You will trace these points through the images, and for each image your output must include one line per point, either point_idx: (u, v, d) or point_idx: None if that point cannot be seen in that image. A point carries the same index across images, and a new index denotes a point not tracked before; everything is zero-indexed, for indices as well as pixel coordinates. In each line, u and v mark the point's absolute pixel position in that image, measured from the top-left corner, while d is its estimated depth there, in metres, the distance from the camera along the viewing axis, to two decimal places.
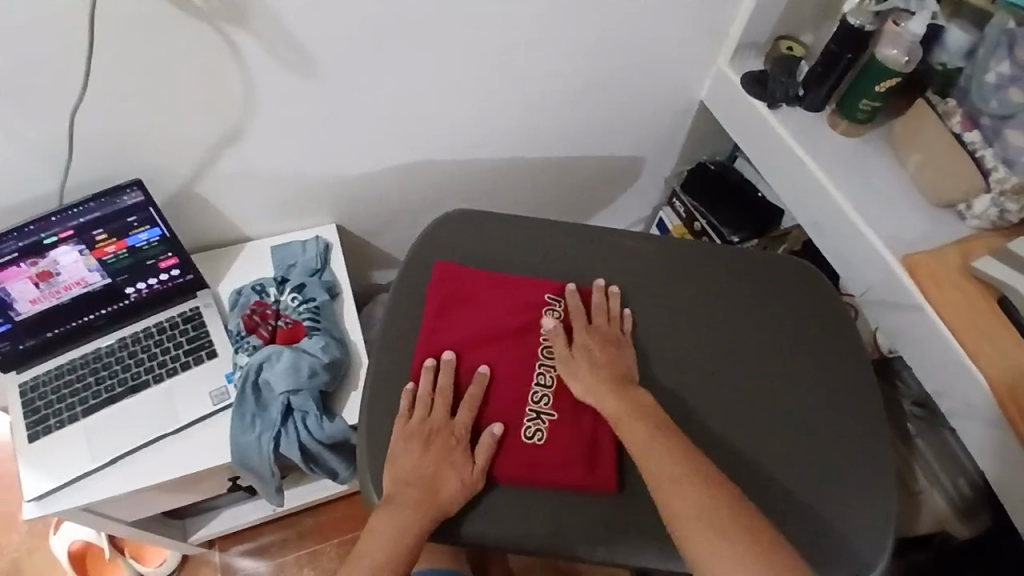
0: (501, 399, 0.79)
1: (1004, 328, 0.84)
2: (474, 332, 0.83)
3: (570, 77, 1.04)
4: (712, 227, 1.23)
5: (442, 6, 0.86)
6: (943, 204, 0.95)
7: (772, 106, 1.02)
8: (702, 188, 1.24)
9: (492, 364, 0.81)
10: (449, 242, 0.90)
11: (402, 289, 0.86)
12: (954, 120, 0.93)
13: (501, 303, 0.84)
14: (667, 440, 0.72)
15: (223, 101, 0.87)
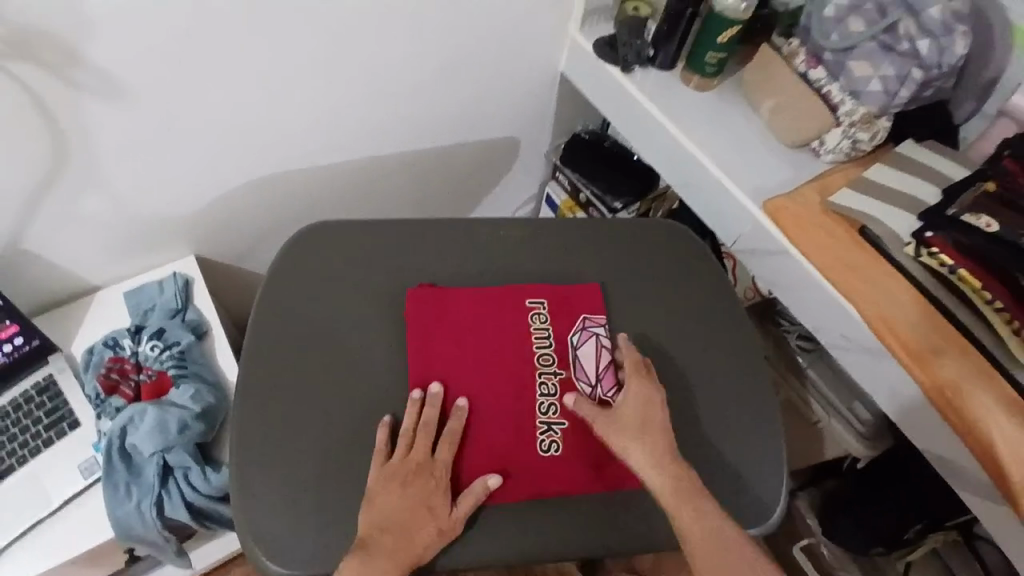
0: (501, 429, 0.76)
1: (872, 258, 0.87)
2: (466, 356, 0.79)
3: (424, 65, 1.00)
4: (596, 196, 1.22)
5: (265, 8, 0.81)
6: (797, 145, 0.97)
7: (627, 71, 1.02)
8: (579, 158, 1.23)
9: (478, 394, 0.77)
10: (306, 263, 0.85)
11: (258, 324, 0.81)
12: (799, 59, 0.94)
13: (489, 321, 0.81)
14: (680, 486, 0.71)
15: (32, 147, 0.79)
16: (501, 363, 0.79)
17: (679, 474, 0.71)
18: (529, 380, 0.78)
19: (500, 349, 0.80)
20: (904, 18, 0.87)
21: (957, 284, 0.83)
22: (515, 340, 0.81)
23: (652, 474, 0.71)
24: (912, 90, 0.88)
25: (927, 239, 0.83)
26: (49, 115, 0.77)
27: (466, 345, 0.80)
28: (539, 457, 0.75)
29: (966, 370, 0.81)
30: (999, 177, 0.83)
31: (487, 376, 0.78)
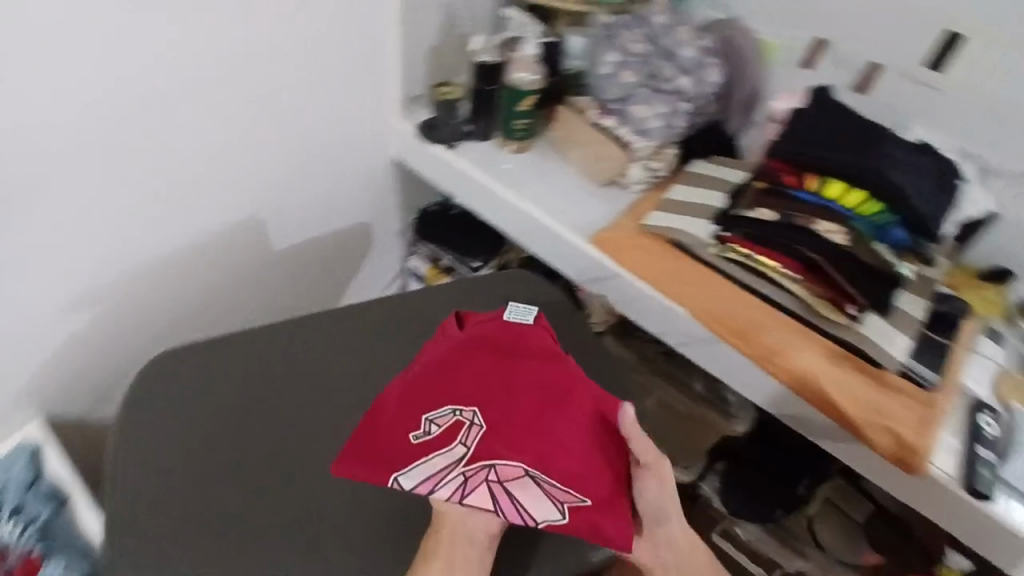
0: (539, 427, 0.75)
1: (686, 264, 1.01)
2: (478, 376, 0.77)
3: (259, 176, 1.04)
4: (455, 260, 1.31)
5: (77, 152, 0.82)
6: (605, 182, 1.12)
7: (451, 146, 1.14)
8: (431, 228, 1.31)
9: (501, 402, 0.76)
10: (165, 392, 0.84)
11: (122, 464, 0.79)
12: (593, 112, 1.10)
13: (488, 342, 0.81)
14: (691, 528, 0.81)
15: None
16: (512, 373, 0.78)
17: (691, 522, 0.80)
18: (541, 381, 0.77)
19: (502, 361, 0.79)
20: (662, 64, 1.03)
21: (757, 266, 0.97)
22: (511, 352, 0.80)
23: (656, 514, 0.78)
24: (683, 121, 1.06)
25: (726, 237, 0.98)
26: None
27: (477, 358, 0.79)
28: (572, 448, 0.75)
29: (789, 337, 0.95)
30: (764, 173, 0.98)
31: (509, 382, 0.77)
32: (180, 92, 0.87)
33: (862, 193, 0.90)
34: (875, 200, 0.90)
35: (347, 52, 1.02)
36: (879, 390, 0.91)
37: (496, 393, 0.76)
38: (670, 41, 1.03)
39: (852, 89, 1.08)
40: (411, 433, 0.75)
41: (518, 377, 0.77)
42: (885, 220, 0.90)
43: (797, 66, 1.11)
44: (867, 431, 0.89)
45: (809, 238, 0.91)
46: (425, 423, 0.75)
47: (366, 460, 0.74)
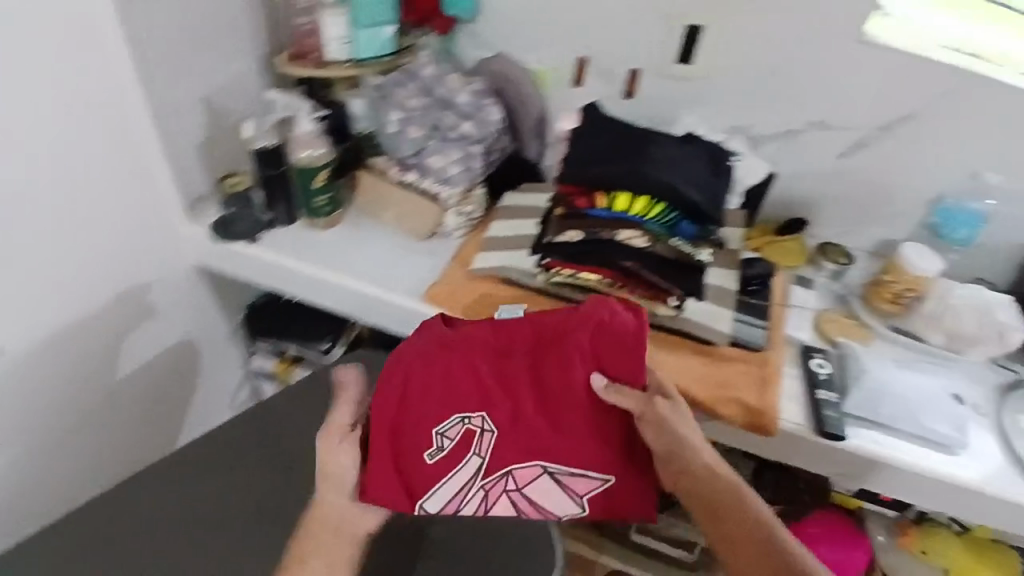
0: (557, 416, 0.80)
1: (521, 296, 1.02)
2: (479, 384, 0.81)
3: (36, 333, 0.98)
4: (301, 347, 1.30)
5: None
6: (425, 236, 1.12)
7: (254, 240, 1.10)
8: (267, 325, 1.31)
9: (511, 409, 0.81)
10: None
11: None
12: (393, 171, 1.12)
13: (479, 352, 0.83)
14: (699, 475, 0.78)
15: None
16: (516, 372, 0.81)
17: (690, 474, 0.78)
18: (552, 372, 0.80)
19: (502, 366, 0.82)
20: (445, 113, 1.07)
21: (585, 283, 0.98)
22: (508, 355, 0.83)
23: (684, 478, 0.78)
24: (480, 161, 1.09)
25: (548, 263, 0.98)
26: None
27: (473, 370, 0.82)
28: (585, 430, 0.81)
29: None
30: (560, 202, 1.01)
31: (517, 379, 0.82)
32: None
33: (644, 199, 0.97)
34: (657, 201, 0.97)
35: (105, 172, 0.99)
36: (717, 364, 0.97)
37: (490, 396, 0.81)
38: (444, 91, 1.08)
39: (623, 96, 1.17)
40: (423, 454, 0.81)
41: (512, 372, 0.81)
42: (671, 216, 0.97)
43: (571, 85, 1.18)
44: (720, 407, 0.93)
45: (621, 251, 0.94)
46: (436, 439, 0.81)
47: (394, 489, 0.81)
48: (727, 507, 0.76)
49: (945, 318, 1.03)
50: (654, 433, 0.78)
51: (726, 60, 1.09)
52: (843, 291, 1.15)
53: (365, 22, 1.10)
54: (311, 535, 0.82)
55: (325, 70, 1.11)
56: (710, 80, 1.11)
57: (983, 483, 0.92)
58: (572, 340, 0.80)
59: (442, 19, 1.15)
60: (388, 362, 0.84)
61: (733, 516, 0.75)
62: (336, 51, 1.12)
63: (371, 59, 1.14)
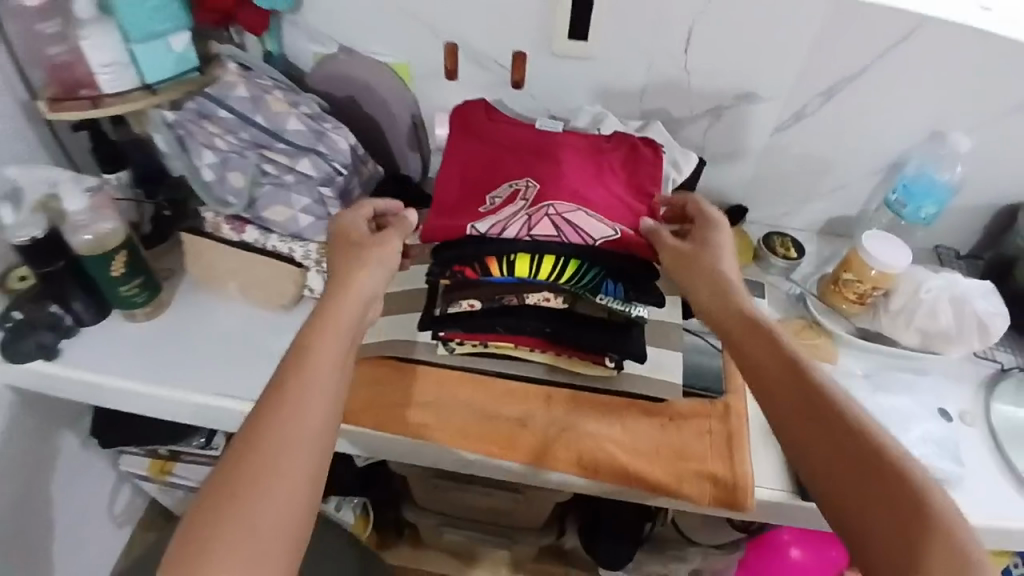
0: (581, 171, 0.76)
1: (420, 380, 0.79)
2: (523, 146, 0.78)
3: None
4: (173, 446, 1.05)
5: None
6: (292, 300, 0.87)
7: (56, 356, 0.82)
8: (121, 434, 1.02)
9: (535, 170, 0.75)
10: None
11: None
12: (224, 228, 0.84)
13: (511, 134, 0.80)
14: (756, 337, 0.60)
15: None
16: (546, 145, 0.78)
17: (743, 316, 0.62)
18: (564, 142, 0.79)
19: (535, 143, 0.78)
20: (268, 153, 0.80)
21: (498, 352, 0.77)
22: (544, 139, 0.79)
23: (735, 336, 0.62)
24: (339, 206, 0.82)
25: (445, 336, 0.75)
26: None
27: (493, 158, 0.78)
28: (613, 197, 0.76)
29: (561, 418, 0.77)
30: (440, 269, 0.73)
31: (539, 155, 0.77)
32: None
33: (551, 258, 0.70)
34: (564, 259, 0.70)
35: None
36: (672, 428, 0.78)
37: (553, 151, 0.77)
38: (260, 124, 0.79)
39: (510, 85, 0.94)
40: (477, 208, 0.75)
41: (553, 141, 0.78)
42: (588, 276, 0.71)
43: (445, 79, 0.94)
44: (681, 485, 0.75)
45: (532, 314, 0.72)
46: (487, 195, 0.75)
47: (455, 216, 0.74)
48: (742, 326, 0.61)
49: (917, 315, 0.88)
50: (666, 248, 0.71)
51: (628, 34, 0.86)
52: (800, 290, 0.98)
53: (140, 34, 0.81)
54: (323, 330, 0.59)
55: (111, 111, 0.81)
56: (612, 60, 0.89)
57: (983, 518, 0.79)
58: (606, 152, 0.79)
59: (251, 11, 0.86)
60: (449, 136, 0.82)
61: (801, 422, 0.54)
62: (111, 82, 0.82)
63: (166, 81, 0.85)
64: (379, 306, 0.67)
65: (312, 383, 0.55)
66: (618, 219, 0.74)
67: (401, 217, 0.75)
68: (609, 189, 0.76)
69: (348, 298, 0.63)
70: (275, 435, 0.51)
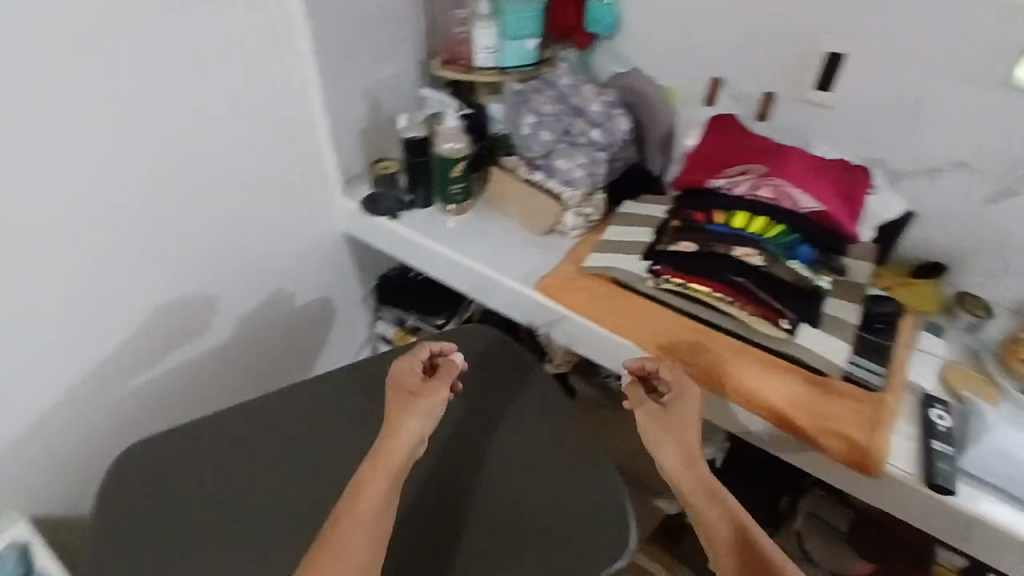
0: (803, 164, 1.01)
1: (629, 300, 1.04)
2: (759, 142, 1.06)
3: (204, 280, 1.15)
4: (419, 319, 1.41)
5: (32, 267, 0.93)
6: (545, 232, 1.18)
7: (393, 217, 1.24)
8: (398, 296, 1.41)
9: (768, 156, 1.02)
10: (140, 476, 0.95)
11: (102, 522, 0.90)
12: (522, 170, 1.18)
13: (751, 135, 1.08)
14: (714, 501, 0.84)
15: None
16: (777, 145, 1.05)
17: (699, 479, 0.85)
18: (791, 146, 1.05)
19: (769, 143, 1.06)
20: (574, 122, 1.14)
21: (693, 293, 1.01)
22: (776, 142, 1.06)
23: (696, 495, 0.85)
24: (604, 167, 1.15)
25: (659, 270, 1.02)
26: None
27: (735, 145, 1.07)
28: (826, 186, 0.99)
29: (730, 358, 0.97)
30: (679, 214, 1.05)
31: (772, 148, 1.03)
32: (96, 200, 0.95)
33: (764, 219, 0.99)
34: (774, 223, 0.98)
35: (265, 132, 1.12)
36: (824, 395, 0.94)
37: (784, 149, 1.03)
38: (576, 99, 1.14)
39: (753, 119, 1.19)
40: (716, 175, 1.05)
41: (784, 144, 1.05)
42: (789, 239, 0.98)
43: (702, 104, 1.23)
44: (818, 437, 0.92)
45: (731, 264, 0.98)
46: (726, 168, 1.04)
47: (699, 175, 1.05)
48: (705, 500, 0.84)
49: None
50: (643, 399, 0.90)
51: (866, 89, 1.07)
52: (982, 347, 1.06)
53: (511, 33, 1.21)
54: (371, 474, 0.83)
55: (477, 77, 1.22)
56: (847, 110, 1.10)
57: None
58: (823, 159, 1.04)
59: (581, 36, 1.25)
60: (704, 131, 1.12)
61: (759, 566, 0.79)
62: (482, 59, 1.22)
63: (513, 67, 1.24)
64: (420, 445, 0.87)
65: (358, 533, 0.78)
66: (827, 198, 0.97)
67: (450, 361, 0.94)
68: (823, 181, 1.00)
69: (394, 444, 0.85)
70: (338, 557, 0.76)
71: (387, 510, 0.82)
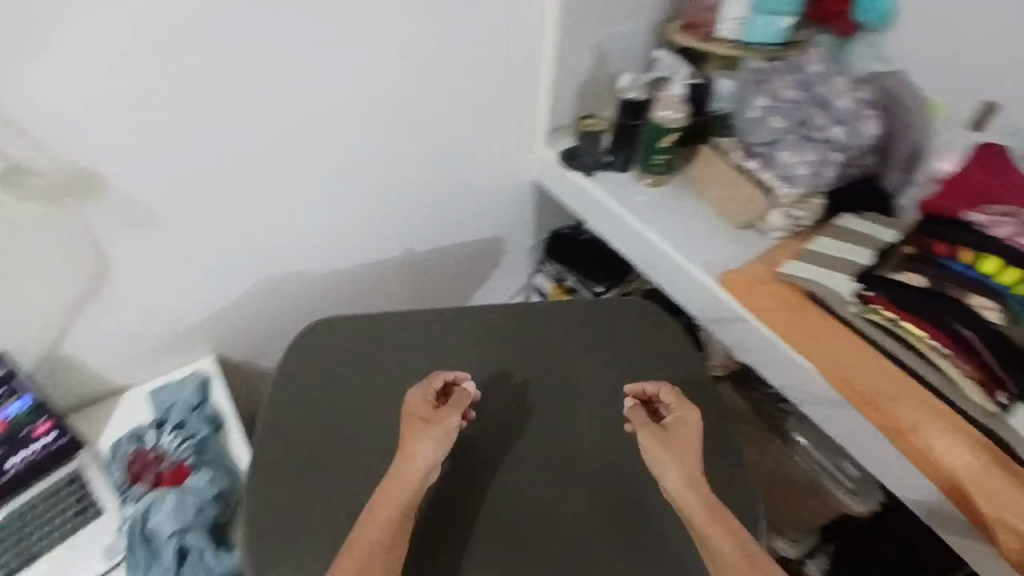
0: None
1: (823, 319, 0.97)
2: None
3: (407, 191, 1.15)
4: (578, 281, 1.37)
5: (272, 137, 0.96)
6: (742, 225, 1.11)
7: (589, 174, 1.19)
8: (568, 254, 1.38)
9: None
10: (310, 357, 0.99)
11: (281, 384, 0.97)
12: (734, 154, 1.12)
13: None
14: (718, 519, 0.80)
15: (73, 282, 0.93)
16: None
17: (705, 497, 0.82)
18: None
19: None
20: (816, 115, 1.05)
21: (902, 333, 0.91)
22: None
23: (700, 517, 0.80)
24: (830, 171, 1.05)
25: (868, 297, 0.93)
26: (104, 263, 0.93)
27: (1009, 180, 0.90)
28: None
29: (920, 413, 0.89)
30: (914, 241, 0.94)
31: None
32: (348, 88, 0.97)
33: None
34: None
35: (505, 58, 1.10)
36: (1020, 487, 0.82)
37: None
38: (824, 90, 1.05)
39: None
40: (976, 208, 0.90)
41: None
42: None
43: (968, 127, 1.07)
44: (994, 528, 0.82)
45: (964, 315, 0.86)
46: (991, 204, 0.89)
47: (953, 203, 0.91)
48: (710, 517, 0.80)
49: None
50: (646, 420, 0.88)
51: None
52: None
53: (768, 7, 1.11)
54: (386, 491, 0.80)
55: (714, 47, 1.14)
56: None
57: None
58: None
59: (844, 21, 1.13)
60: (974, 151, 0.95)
61: None
62: (727, 28, 1.14)
63: (758, 44, 1.14)
64: (434, 469, 0.83)
65: (363, 558, 0.76)
66: None
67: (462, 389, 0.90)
68: None
69: (404, 470, 0.81)
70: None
71: (398, 533, 0.79)
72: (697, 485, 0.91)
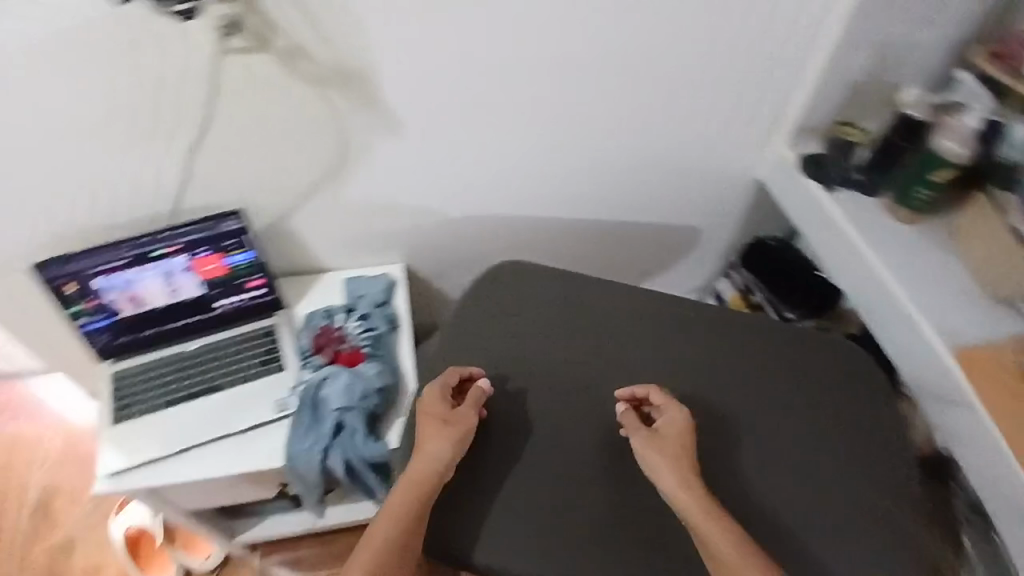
0: None
1: None
2: None
3: (629, 159, 1.11)
4: (769, 302, 1.27)
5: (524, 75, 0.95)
6: (998, 298, 0.96)
7: (829, 188, 1.05)
8: (766, 269, 1.28)
9: None
10: (495, 292, 1.03)
11: (466, 307, 1.02)
12: (1013, 214, 0.91)
13: None
14: (706, 510, 0.80)
15: (316, 162, 1.00)
16: None
17: (698, 490, 0.82)
18: None
19: None
20: None
21: None
22: None
23: (692, 515, 0.80)
24: None
25: None
26: (347, 154, 1.00)
27: None
28: None
29: None
30: None
31: None
32: (614, 47, 0.93)
33: None
34: None
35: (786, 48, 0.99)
36: None
37: None
38: None
39: None
40: None
41: None
42: None
43: None
44: None
45: None
46: None
47: None
48: (704, 512, 0.80)
49: None
50: (639, 424, 0.88)
51: None
52: None
53: None
54: (405, 478, 0.84)
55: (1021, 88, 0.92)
56: None
57: None
58: None
59: None
60: None
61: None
62: None
63: None
64: (450, 467, 0.85)
65: (378, 540, 0.81)
66: None
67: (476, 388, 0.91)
68: None
69: (417, 465, 0.84)
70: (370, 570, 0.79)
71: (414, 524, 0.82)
72: (816, 537, 0.86)
